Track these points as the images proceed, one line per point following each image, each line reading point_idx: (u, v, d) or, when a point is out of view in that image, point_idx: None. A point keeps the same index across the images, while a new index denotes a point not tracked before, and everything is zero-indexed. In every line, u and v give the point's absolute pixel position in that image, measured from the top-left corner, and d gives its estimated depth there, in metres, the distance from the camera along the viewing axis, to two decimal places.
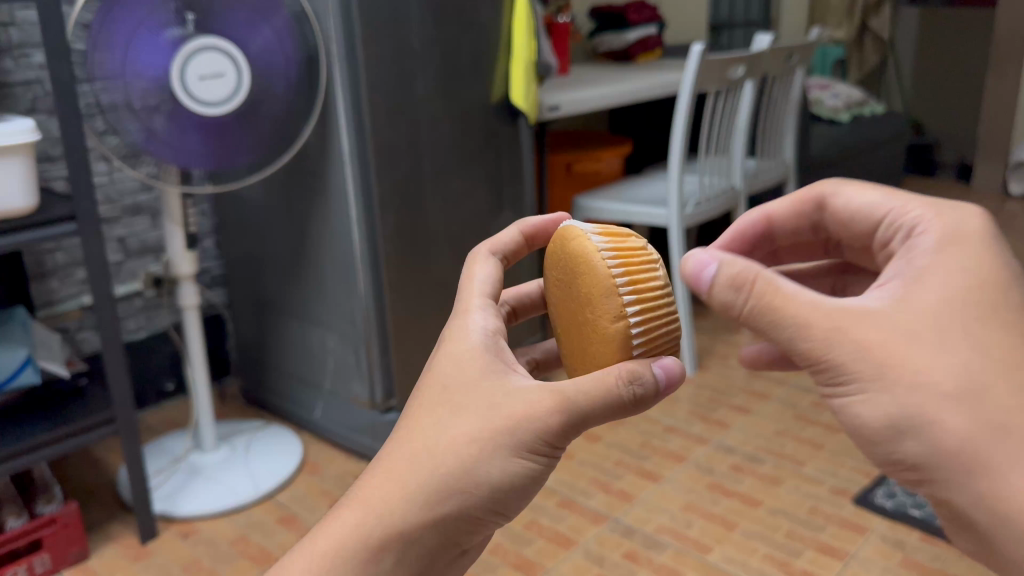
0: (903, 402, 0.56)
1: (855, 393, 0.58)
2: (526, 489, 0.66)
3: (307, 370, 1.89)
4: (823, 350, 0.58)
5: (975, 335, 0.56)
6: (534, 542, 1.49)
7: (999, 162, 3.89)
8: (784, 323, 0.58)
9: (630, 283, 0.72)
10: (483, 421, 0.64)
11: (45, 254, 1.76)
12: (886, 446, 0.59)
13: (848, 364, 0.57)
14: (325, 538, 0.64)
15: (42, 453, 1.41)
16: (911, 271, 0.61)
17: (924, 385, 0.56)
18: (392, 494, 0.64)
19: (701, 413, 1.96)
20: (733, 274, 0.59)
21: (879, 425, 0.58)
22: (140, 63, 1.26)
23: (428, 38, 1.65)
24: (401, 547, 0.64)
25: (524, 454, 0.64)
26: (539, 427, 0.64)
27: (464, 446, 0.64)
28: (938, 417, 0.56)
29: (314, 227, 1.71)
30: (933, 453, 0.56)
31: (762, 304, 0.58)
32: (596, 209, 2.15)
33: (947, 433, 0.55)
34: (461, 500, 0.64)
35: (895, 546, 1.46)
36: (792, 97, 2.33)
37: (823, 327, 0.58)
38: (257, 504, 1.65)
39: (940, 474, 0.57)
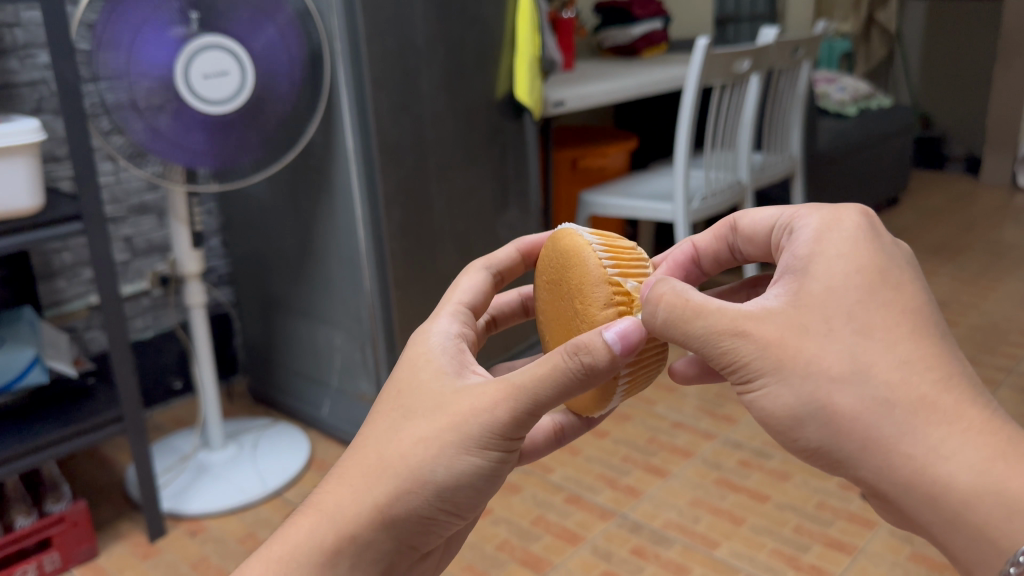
0: (794, 389, 0.57)
1: (764, 387, 0.58)
2: (480, 485, 0.66)
3: (315, 368, 1.89)
4: (729, 351, 0.59)
5: (855, 321, 0.57)
6: (542, 539, 1.49)
7: (1007, 154, 3.86)
8: (691, 331, 0.59)
9: (621, 275, 0.74)
10: (432, 421, 0.64)
11: (53, 254, 1.77)
12: (789, 437, 0.59)
13: (750, 362, 0.58)
14: (281, 543, 0.64)
15: (51, 452, 1.41)
16: (798, 262, 0.61)
17: (811, 371, 0.57)
18: (345, 498, 0.65)
19: (708, 409, 1.95)
20: (656, 295, 0.61)
21: (782, 418, 0.58)
22: (144, 59, 1.26)
23: (432, 34, 1.65)
24: (352, 549, 0.63)
25: (472, 451, 0.63)
26: (484, 423, 0.63)
27: (413, 446, 0.64)
28: (830, 401, 0.56)
29: (319, 225, 1.71)
30: (831, 441, 0.57)
31: (675, 318, 0.60)
32: (601, 205, 2.14)
33: (840, 416, 0.56)
34: (412, 499, 0.64)
35: (904, 540, 1.45)
36: (799, 91, 2.32)
37: (725, 326, 0.59)
38: (265, 502, 1.65)
39: (842, 463, 0.58)
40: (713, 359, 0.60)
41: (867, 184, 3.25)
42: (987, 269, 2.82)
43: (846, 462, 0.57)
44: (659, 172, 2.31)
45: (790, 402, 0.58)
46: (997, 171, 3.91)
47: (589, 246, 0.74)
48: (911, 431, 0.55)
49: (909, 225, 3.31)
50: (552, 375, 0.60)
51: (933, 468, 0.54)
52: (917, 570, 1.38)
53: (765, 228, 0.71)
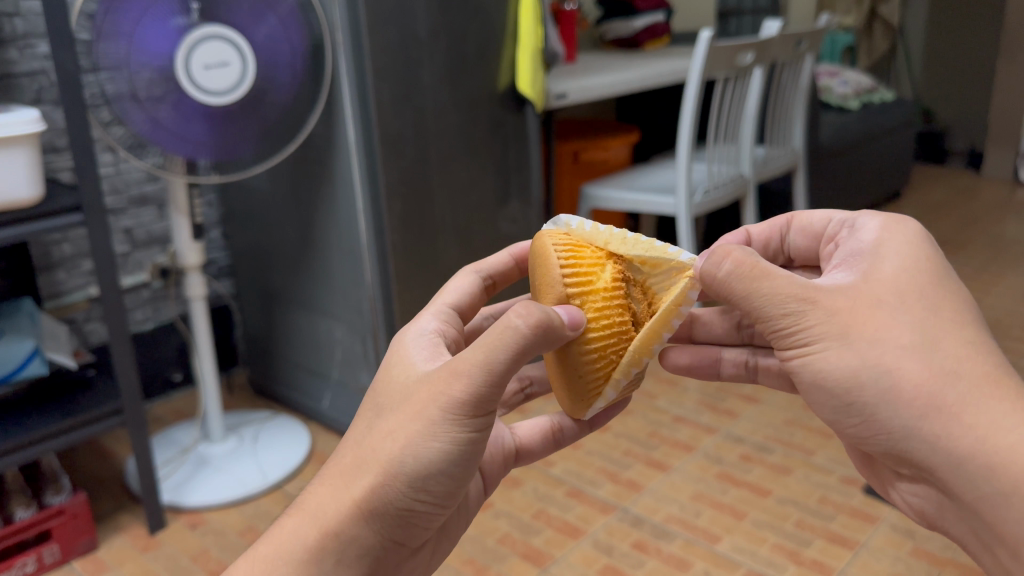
0: (860, 355, 0.63)
1: (822, 350, 0.64)
2: (458, 473, 0.65)
3: (316, 360, 1.89)
4: (792, 311, 0.64)
5: (921, 297, 0.64)
6: (543, 532, 1.48)
7: (1010, 148, 3.86)
8: (758, 291, 0.65)
9: (578, 276, 0.72)
10: (403, 413, 0.64)
11: (52, 246, 1.76)
12: (845, 404, 0.66)
13: (814, 327, 0.64)
14: (264, 549, 0.64)
15: (51, 444, 1.41)
16: (865, 250, 0.69)
17: (882, 341, 0.63)
18: (326, 498, 0.65)
19: (709, 403, 1.95)
20: (723, 253, 0.67)
21: (842, 385, 0.64)
22: (145, 47, 1.25)
23: (433, 25, 1.63)
24: (334, 547, 0.63)
25: (440, 438, 0.63)
26: (443, 401, 0.62)
27: (385, 440, 0.64)
28: (896, 369, 0.62)
29: (320, 217, 1.70)
30: (890, 409, 0.63)
31: (746, 278, 0.66)
32: (602, 198, 2.13)
33: (903, 384, 0.62)
34: (388, 494, 0.63)
35: (905, 535, 1.45)
36: (802, 84, 2.30)
37: (795, 292, 0.65)
38: (266, 495, 1.64)
39: (897, 432, 0.64)
40: (771, 320, 0.65)
41: (869, 178, 3.24)
42: (989, 263, 2.81)
43: (899, 430, 0.63)
44: (661, 166, 2.30)
45: (853, 369, 0.64)
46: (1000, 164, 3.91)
47: (549, 247, 0.74)
48: (971, 403, 0.61)
49: None
50: (510, 351, 0.61)
51: (992, 440, 0.59)
52: (919, 565, 1.37)
53: (820, 226, 0.81)
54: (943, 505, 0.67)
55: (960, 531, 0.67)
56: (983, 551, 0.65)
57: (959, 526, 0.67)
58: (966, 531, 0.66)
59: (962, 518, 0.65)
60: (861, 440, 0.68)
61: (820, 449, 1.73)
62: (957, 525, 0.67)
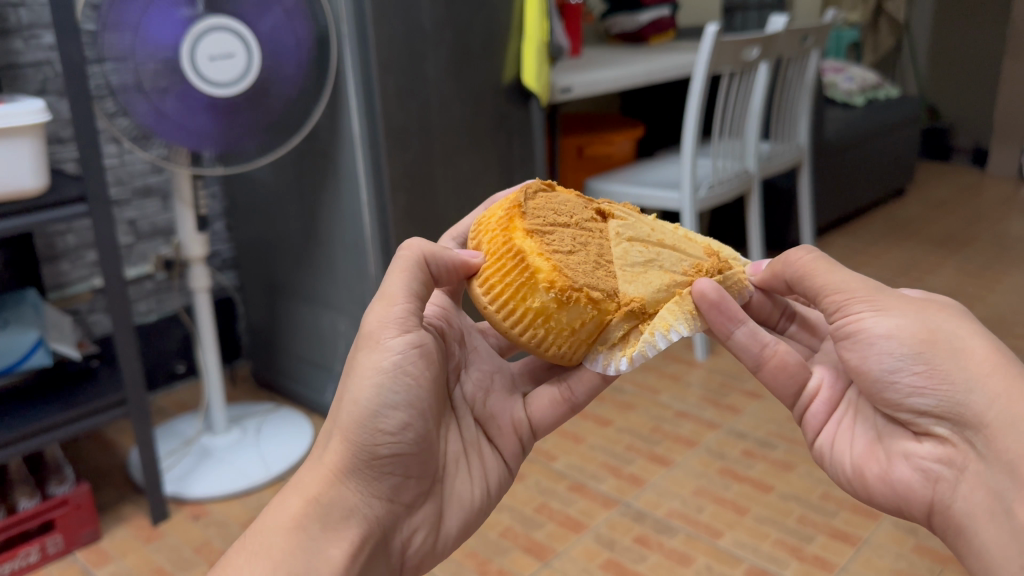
0: (934, 321, 0.73)
1: (890, 312, 0.74)
2: (410, 407, 0.72)
3: (318, 353, 1.89)
4: (869, 285, 0.76)
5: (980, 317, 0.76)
6: (545, 526, 1.49)
7: (1016, 145, 3.84)
8: (836, 273, 0.78)
9: (477, 233, 0.87)
10: (348, 372, 0.74)
11: (57, 237, 1.76)
12: (910, 355, 0.72)
13: (889, 298, 0.75)
14: (252, 530, 0.69)
15: (54, 434, 1.41)
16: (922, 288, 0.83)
17: (955, 319, 0.73)
18: (306, 475, 0.72)
19: (712, 398, 1.95)
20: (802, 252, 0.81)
21: (914, 340, 0.72)
22: (152, 37, 1.25)
23: (438, 18, 1.63)
24: (314, 510, 0.69)
25: (376, 376, 0.71)
26: (371, 342, 0.72)
27: (338, 401, 0.73)
28: (968, 337, 0.71)
29: (325, 210, 1.70)
30: (958, 363, 0.70)
31: (827, 264, 0.79)
32: (607, 193, 2.13)
33: (974, 349, 0.70)
34: (351, 444, 0.71)
35: (908, 532, 1.45)
36: (807, 80, 2.30)
37: (876, 283, 0.77)
38: (268, 486, 1.65)
39: (960, 383, 0.70)
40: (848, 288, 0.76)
41: (874, 175, 3.23)
42: (995, 261, 2.80)
43: (963, 381, 0.69)
44: (666, 160, 2.29)
45: (929, 329, 0.72)
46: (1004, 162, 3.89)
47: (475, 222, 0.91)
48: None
49: (914, 217, 3.29)
50: (404, 278, 0.74)
51: None
52: (921, 561, 1.37)
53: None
54: (961, 473, 0.71)
55: (969, 503, 0.70)
56: (987, 522, 0.69)
57: (970, 498, 0.70)
58: (977, 505, 0.70)
59: (980, 485, 0.69)
60: (912, 392, 0.72)
61: None
62: (967, 497, 0.70)
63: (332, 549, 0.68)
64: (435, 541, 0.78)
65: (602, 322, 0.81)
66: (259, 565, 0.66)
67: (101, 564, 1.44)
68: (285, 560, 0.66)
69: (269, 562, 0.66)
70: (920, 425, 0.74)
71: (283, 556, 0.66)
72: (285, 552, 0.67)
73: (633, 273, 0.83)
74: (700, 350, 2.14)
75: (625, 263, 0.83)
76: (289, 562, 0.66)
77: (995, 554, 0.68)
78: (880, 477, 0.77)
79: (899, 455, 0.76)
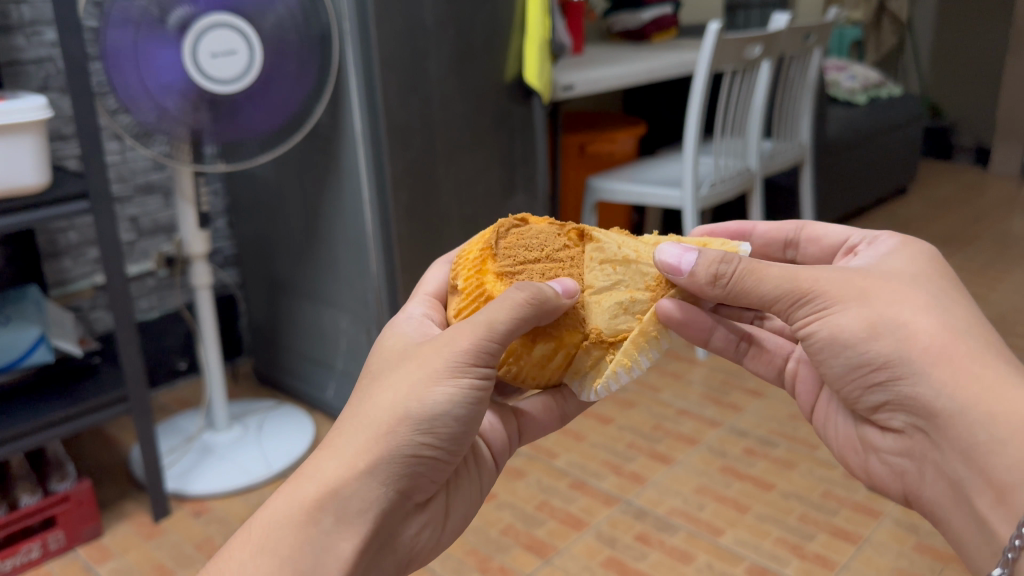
0: (876, 309, 0.69)
1: (829, 308, 0.71)
2: (463, 419, 0.71)
3: (319, 350, 1.89)
4: (803, 279, 0.71)
5: (937, 280, 0.72)
6: (546, 524, 1.49)
7: (1018, 144, 3.84)
8: (766, 278, 0.72)
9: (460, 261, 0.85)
10: (407, 371, 0.71)
11: (58, 233, 1.76)
12: (859, 356, 0.70)
13: (822, 291, 0.71)
14: (256, 521, 0.66)
15: (55, 430, 1.41)
16: (880, 254, 0.78)
17: (898, 300, 0.69)
18: (326, 459, 0.68)
19: (713, 396, 1.95)
20: (709, 264, 0.74)
21: (857, 336, 0.70)
22: (155, 33, 1.25)
23: (441, 15, 1.63)
24: (333, 501, 0.66)
25: (443, 384, 0.69)
26: (452, 349, 0.70)
27: (386, 394, 0.70)
28: (910, 323, 0.68)
29: (327, 207, 1.70)
30: (901, 356, 0.68)
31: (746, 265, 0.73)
32: (608, 191, 2.12)
33: (917, 335, 0.67)
34: (393, 441, 0.68)
35: (909, 530, 1.44)
36: (809, 78, 2.30)
37: (807, 276, 0.71)
38: (269, 483, 1.65)
39: (906, 376, 0.68)
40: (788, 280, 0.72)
41: (876, 174, 3.23)
42: (997, 260, 2.80)
43: (909, 373, 0.67)
44: (667, 158, 2.29)
45: (871, 321, 0.69)
46: (1007, 160, 3.90)
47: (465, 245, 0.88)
48: (977, 356, 0.65)
49: (916, 215, 3.29)
50: (509, 314, 0.71)
51: (996, 391, 0.63)
52: (922, 560, 1.37)
53: (839, 240, 0.87)
54: (923, 464, 0.71)
55: (934, 493, 0.70)
56: (952, 511, 0.68)
57: (935, 488, 0.70)
58: (940, 493, 0.70)
59: (939, 474, 0.69)
60: (868, 389, 0.72)
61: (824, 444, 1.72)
62: (933, 487, 0.71)
63: (343, 544, 0.65)
64: (433, 538, 0.77)
65: (571, 353, 0.79)
66: (265, 561, 0.63)
67: (103, 560, 1.44)
68: (293, 556, 0.64)
69: (275, 558, 0.63)
70: (881, 419, 0.74)
71: (292, 551, 0.64)
72: (292, 546, 0.64)
73: (597, 298, 0.79)
74: (701, 348, 2.14)
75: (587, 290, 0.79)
76: (297, 557, 0.64)
77: (964, 542, 0.67)
78: (861, 468, 0.80)
79: (872, 449, 0.78)
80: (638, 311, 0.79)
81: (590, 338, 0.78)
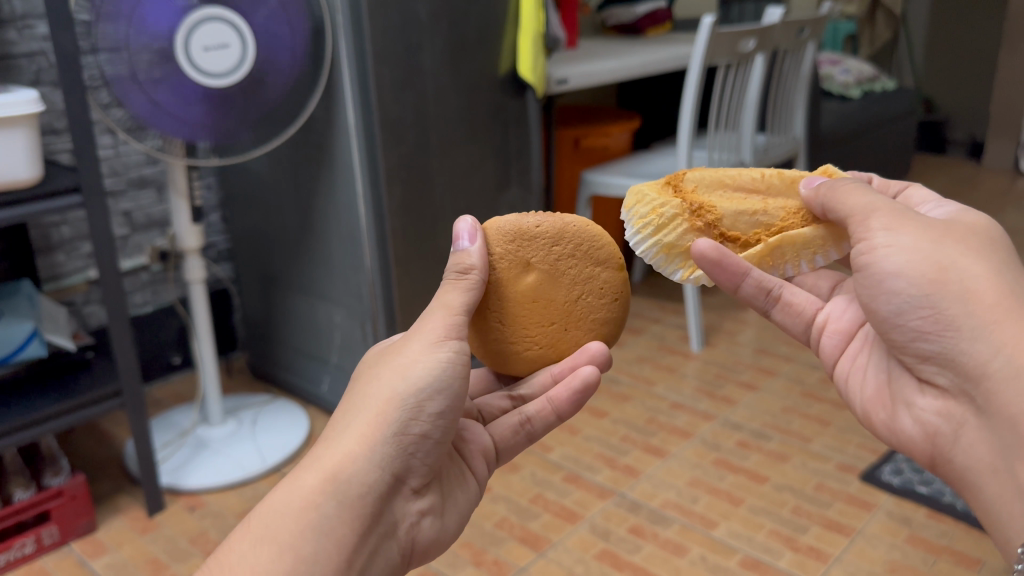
0: (946, 256, 0.69)
1: (899, 242, 0.71)
2: (452, 395, 0.70)
3: (315, 344, 1.89)
4: (884, 210, 0.72)
5: (1006, 245, 0.72)
6: (541, 517, 1.49)
7: (1011, 138, 3.86)
8: (853, 199, 0.74)
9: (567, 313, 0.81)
10: (394, 357, 0.71)
11: (51, 228, 1.76)
12: (918, 297, 0.70)
13: (903, 222, 0.72)
14: (256, 514, 0.64)
15: (49, 426, 1.41)
16: (956, 210, 0.78)
17: (970, 255, 0.69)
18: (322, 451, 0.67)
19: (707, 389, 1.95)
20: (829, 185, 0.77)
21: (923, 277, 0.69)
22: (147, 26, 1.25)
23: (434, 10, 1.63)
24: (332, 486, 0.64)
25: (429, 359, 0.70)
26: (425, 329, 0.72)
27: (376, 380, 0.70)
28: (979, 274, 0.68)
29: (320, 201, 1.70)
30: (964, 308, 0.67)
31: (852, 185, 0.76)
32: (602, 184, 2.13)
33: (983, 291, 0.67)
34: (387, 418, 0.67)
35: (902, 522, 1.45)
36: (804, 72, 2.29)
37: (892, 208, 0.73)
38: (264, 478, 1.65)
39: (965, 330, 0.67)
40: (866, 209, 0.73)
41: (871, 168, 3.24)
42: None
43: (969, 328, 0.67)
44: (662, 152, 2.29)
45: (940, 265, 0.69)
46: (1001, 155, 3.91)
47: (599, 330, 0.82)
48: None
49: None
50: (464, 291, 0.74)
51: None
52: (915, 551, 1.38)
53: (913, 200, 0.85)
54: (960, 427, 0.72)
55: (968, 457, 0.71)
56: (988, 477, 0.69)
57: (971, 453, 0.71)
58: (976, 458, 0.70)
59: (979, 438, 0.70)
60: (918, 336, 0.71)
61: (817, 437, 1.73)
62: (967, 451, 0.71)
63: (345, 529, 0.63)
64: (435, 529, 0.74)
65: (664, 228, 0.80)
66: (266, 551, 0.60)
67: (97, 555, 1.44)
68: (295, 544, 0.61)
69: (276, 547, 0.61)
70: (925, 373, 0.74)
71: (293, 538, 0.61)
72: (294, 534, 0.61)
73: (730, 196, 0.82)
74: (695, 342, 2.14)
75: (726, 184, 0.83)
76: (297, 545, 0.61)
77: (994, 508, 0.68)
78: (884, 423, 0.80)
79: (903, 405, 0.78)
80: (766, 222, 0.81)
81: (702, 214, 0.80)
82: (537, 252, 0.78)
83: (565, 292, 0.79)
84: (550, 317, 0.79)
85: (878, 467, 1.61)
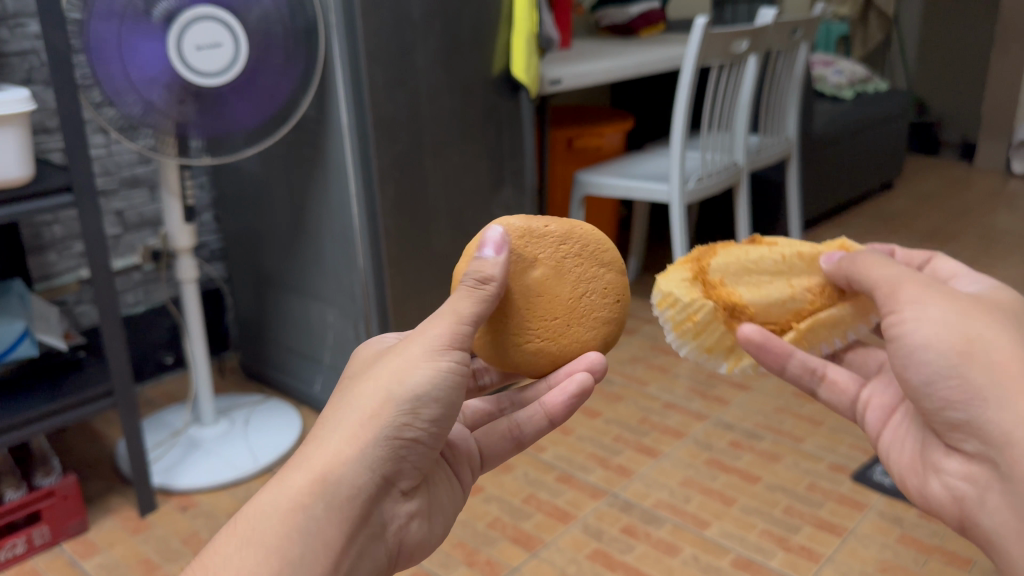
0: (974, 329, 0.68)
1: (927, 314, 0.70)
2: (446, 403, 0.69)
3: (308, 344, 1.88)
4: (912, 284, 0.72)
5: None
6: (534, 517, 1.49)
7: (1002, 139, 3.87)
8: (882, 273, 0.74)
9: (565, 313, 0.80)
10: (389, 361, 0.70)
11: (43, 227, 1.75)
12: (945, 367, 0.68)
13: (930, 293, 0.71)
14: (243, 514, 0.63)
15: (40, 426, 1.40)
16: (985, 283, 0.77)
17: (997, 330, 0.68)
18: (313, 450, 0.66)
19: (700, 389, 1.95)
20: (855, 258, 0.78)
21: (950, 348, 0.68)
22: (139, 25, 1.25)
23: (428, 9, 1.62)
24: (322, 488, 0.63)
25: (426, 367, 0.68)
26: (427, 336, 0.70)
27: (369, 383, 0.69)
28: (1006, 347, 0.67)
29: (313, 201, 1.70)
30: (990, 378, 0.66)
31: (879, 258, 0.76)
32: (595, 185, 2.13)
33: (1009, 362, 0.66)
34: (380, 423, 0.66)
35: (893, 522, 1.46)
36: (796, 73, 2.31)
37: (918, 281, 0.73)
38: (256, 478, 1.64)
39: (992, 399, 0.66)
40: (893, 281, 0.73)
41: (863, 169, 3.25)
42: (981, 254, 2.83)
43: (995, 399, 0.66)
44: (655, 152, 2.29)
45: (967, 337, 0.68)
46: (992, 156, 3.92)
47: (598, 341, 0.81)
48: None
49: (902, 211, 3.31)
50: (473, 303, 0.73)
51: None
52: (906, 551, 1.39)
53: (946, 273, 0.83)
54: (985, 491, 0.69)
55: (995, 524, 0.69)
56: (1016, 542, 0.67)
57: (998, 518, 0.68)
58: (1004, 525, 0.68)
59: (1005, 505, 0.68)
60: (946, 405, 0.70)
61: (809, 437, 1.74)
62: (994, 516, 0.69)
63: (332, 531, 0.63)
64: (422, 531, 0.74)
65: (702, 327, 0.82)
66: (253, 555, 0.60)
67: (89, 555, 1.43)
68: (281, 547, 0.61)
69: (262, 549, 0.60)
70: (952, 439, 0.72)
71: (281, 541, 0.61)
72: (281, 536, 0.61)
73: (757, 282, 0.84)
74: None
75: (751, 271, 0.84)
76: (284, 546, 0.61)
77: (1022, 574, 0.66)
78: (917, 489, 0.77)
79: (933, 470, 0.76)
80: (795, 308, 0.82)
81: (737, 314, 0.82)
82: (544, 249, 0.79)
83: (570, 289, 0.79)
84: (554, 311, 0.79)
85: (869, 467, 1.62)
